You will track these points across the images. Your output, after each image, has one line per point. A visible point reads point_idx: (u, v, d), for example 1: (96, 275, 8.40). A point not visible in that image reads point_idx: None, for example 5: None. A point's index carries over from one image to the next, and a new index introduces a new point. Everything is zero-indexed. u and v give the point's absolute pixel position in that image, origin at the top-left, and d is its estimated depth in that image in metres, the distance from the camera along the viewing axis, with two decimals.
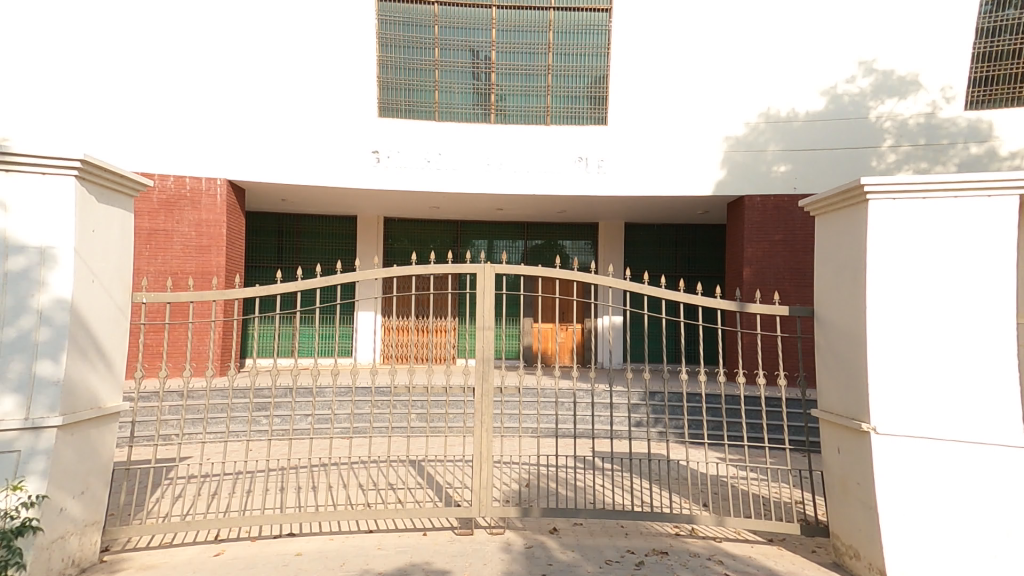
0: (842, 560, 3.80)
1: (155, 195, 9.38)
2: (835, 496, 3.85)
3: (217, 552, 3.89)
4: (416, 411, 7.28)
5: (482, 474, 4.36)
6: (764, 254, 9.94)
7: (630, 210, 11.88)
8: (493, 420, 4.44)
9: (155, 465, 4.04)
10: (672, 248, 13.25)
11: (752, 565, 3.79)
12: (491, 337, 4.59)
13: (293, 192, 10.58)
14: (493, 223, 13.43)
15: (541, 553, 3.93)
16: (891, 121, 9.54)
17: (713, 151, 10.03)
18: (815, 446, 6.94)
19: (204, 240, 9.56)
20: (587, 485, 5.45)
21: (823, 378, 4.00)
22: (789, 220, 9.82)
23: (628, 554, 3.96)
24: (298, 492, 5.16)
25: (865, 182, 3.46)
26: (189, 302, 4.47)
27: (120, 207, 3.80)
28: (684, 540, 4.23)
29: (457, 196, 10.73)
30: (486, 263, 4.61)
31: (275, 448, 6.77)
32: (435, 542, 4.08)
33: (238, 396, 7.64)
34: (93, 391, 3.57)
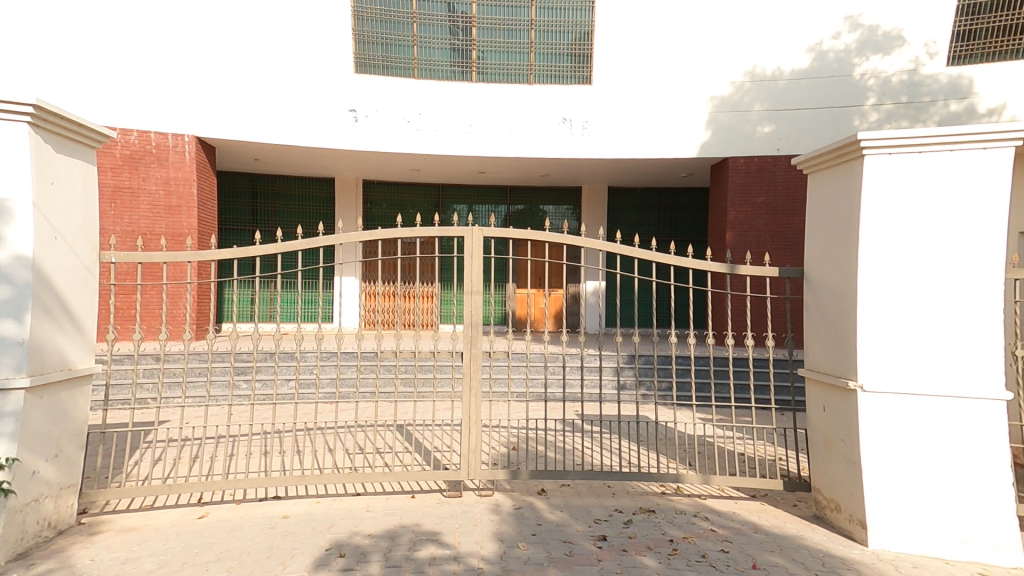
0: (823, 513, 3.89)
1: (118, 150, 8.87)
2: (819, 452, 3.92)
3: (200, 515, 3.79)
4: (402, 375, 7.24)
5: (471, 438, 4.32)
6: (747, 217, 9.94)
7: (614, 173, 11.75)
8: (482, 384, 4.39)
9: (132, 429, 3.89)
10: (656, 214, 13.20)
11: (736, 520, 3.86)
12: (479, 302, 4.48)
13: (267, 152, 10.16)
14: (475, 188, 13.19)
15: (530, 514, 3.95)
16: (874, 78, 9.42)
17: (699, 112, 9.88)
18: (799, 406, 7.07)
19: (174, 200, 9.16)
20: (574, 447, 5.51)
21: (812, 338, 4.02)
22: (772, 182, 9.78)
23: (616, 513, 4.01)
24: (284, 456, 5.12)
25: (861, 136, 3.39)
26: (161, 262, 4.25)
27: (80, 157, 3.54)
28: (670, 499, 4.30)
29: (437, 159, 10.45)
30: (474, 225, 4.47)
31: (258, 413, 6.68)
32: (423, 504, 4.08)
33: (217, 360, 7.49)
34: (62, 353, 3.39)
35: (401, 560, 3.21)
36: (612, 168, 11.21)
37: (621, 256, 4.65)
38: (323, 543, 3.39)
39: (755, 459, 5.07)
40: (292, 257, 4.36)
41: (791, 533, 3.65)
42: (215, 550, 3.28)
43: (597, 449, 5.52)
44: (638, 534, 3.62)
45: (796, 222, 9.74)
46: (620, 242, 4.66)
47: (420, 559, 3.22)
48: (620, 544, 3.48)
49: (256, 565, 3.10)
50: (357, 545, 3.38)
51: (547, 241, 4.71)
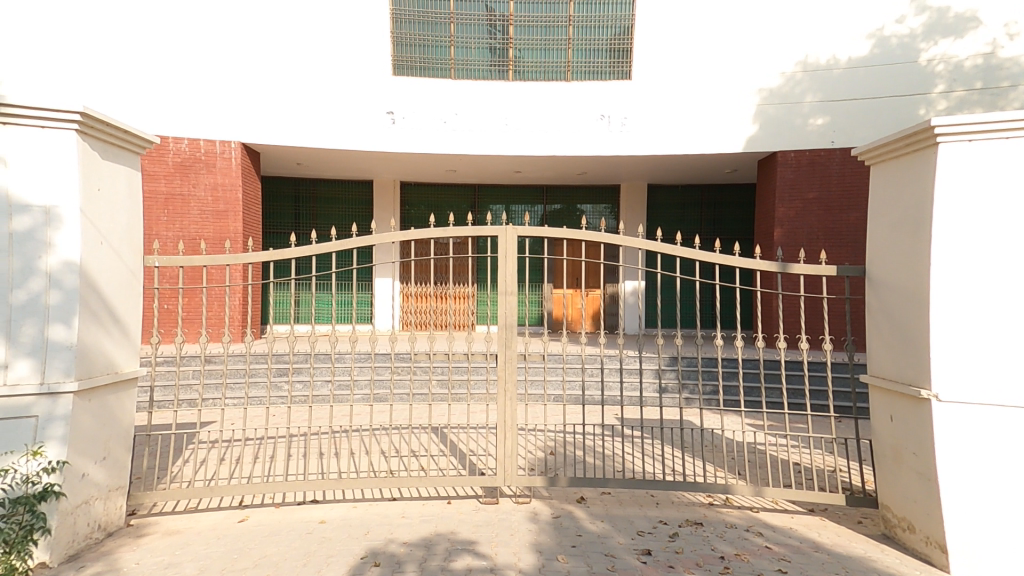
0: (893, 533, 3.59)
1: (170, 158, 9.22)
2: (886, 466, 3.63)
3: (241, 518, 3.80)
4: (437, 377, 7.21)
5: (507, 443, 4.21)
6: (797, 213, 9.48)
7: (654, 170, 11.44)
8: (517, 387, 4.27)
9: (177, 432, 3.93)
10: (697, 211, 12.79)
11: (793, 537, 3.61)
12: (514, 304, 4.37)
13: (308, 156, 10.34)
14: (511, 187, 13.10)
15: (569, 523, 3.80)
16: (944, 64, 8.80)
17: (745, 105, 9.49)
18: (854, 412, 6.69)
19: (221, 205, 9.40)
20: (614, 453, 5.32)
21: (875, 342, 3.74)
22: (824, 176, 9.29)
23: (661, 525, 3.82)
24: (323, 458, 5.14)
25: (935, 123, 3.11)
26: (204, 266, 4.30)
27: (126, 164, 3.61)
28: (718, 511, 4.08)
29: (473, 159, 10.40)
30: (508, 224, 4.37)
31: (297, 414, 6.76)
32: (459, 510, 4.01)
33: (259, 361, 7.64)
34: (109, 357, 3.44)
35: (437, 571, 3.12)
36: (652, 164, 10.91)
37: (663, 255, 4.43)
38: (359, 551, 3.34)
39: (808, 471, 4.77)
40: (330, 262, 4.33)
41: (855, 553, 3.37)
42: (253, 556, 3.27)
43: (637, 455, 5.33)
44: (685, 549, 3.42)
45: (851, 217, 9.23)
46: (660, 241, 4.44)
47: (456, 571, 3.12)
48: (666, 559, 3.29)
49: (293, 573, 3.07)
50: (393, 554, 3.31)
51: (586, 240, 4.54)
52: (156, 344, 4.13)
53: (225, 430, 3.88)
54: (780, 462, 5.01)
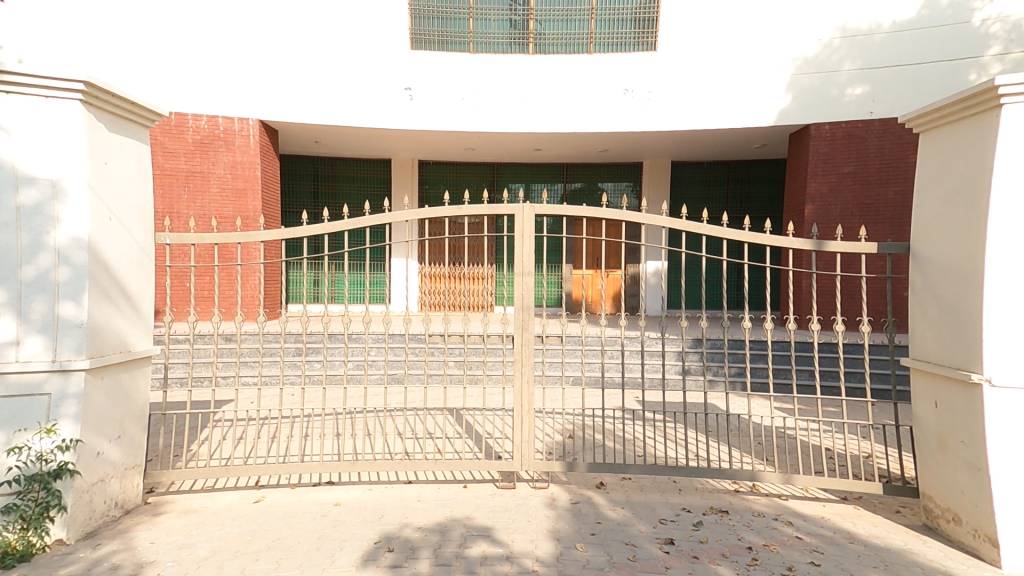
0: (935, 524, 3.38)
1: (190, 135, 9.15)
2: (929, 454, 3.41)
3: (255, 499, 3.76)
4: (454, 358, 7.14)
5: (525, 426, 4.10)
6: (831, 189, 9.06)
7: (679, 146, 11.06)
8: (535, 369, 4.13)
9: (193, 411, 3.89)
10: (723, 189, 12.38)
11: (825, 527, 3.43)
12: (531, 284, 4.19)
13: (325, 134, 10.23)
14: (530, 166, 12.86)
15: (589, 510, 3.68)
16: (1001, 23, 8.21)
17: (777, 76, 9.05)
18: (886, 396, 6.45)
19: (240, 183, 9.35)
20: (634, 437, 5.19)
21: (919, 323, 3.49)
22: (861, 149, 8.85)
23: (684, 512, 3.67)
24: (339, 439, 5.10)
25: (1000, 81, 2.82)
26: (217, 244, 4.21)
27: (134, 137, 3.50)
28: (745, 498, 3.91)
29: (492, 137, 10.17)
30: (526, 202, 4.18)
31: (313, 394, 6.76)
32: (476, 495, 3.91)
33: (277, 341, 7.66)
34: (122, 336, 3.39)
35: (451, 558, 3.03)
36: (677, 140, 10.53)
37: (689, 233, 4.20)
38: (373, 535, 3.27)
39: (838, 459, 4.57)
40: (344, 241, 4.20)
41: (894, 546, 3.18)
42: (267, 539, 3.21)
43: (656, 439, 5.20)
44: (710, 539, 3.27)
45: (889, 192, 8.79)
46: (685, 219, 4.20)
47: (471, 558, 3.03)
48: (690, 550, 3.15)
49: (305, 558, 3.00)
50: (406, 539, 3.23)
51: (607, 218, 4.33)
52: (169, 322, 4.07)
53: (241, 410, 3.83)
54: (808, 450, 4.83)
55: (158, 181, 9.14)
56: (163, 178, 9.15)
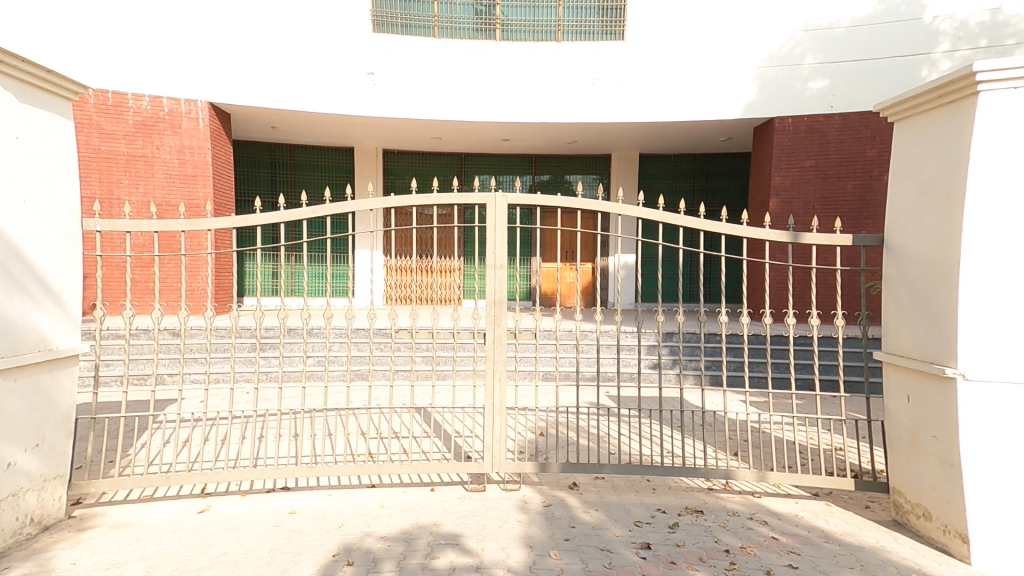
0: (905, 519, 3.36)
1: (130, 116, 8.52)
2: (901, 449, 3.38)
3: (200, 509, 3.44)
4: (421, 353, 6.90)
5: (496, 425, 3.92)
6: (795, 183, 9.15)
7: (647, 139, 11.03)
8: (506, 367, 3.95)
9: (128, 415, 3.52)
10: (690, 182, 12.44)
11: (800, 526, 3.37)
12: (504, 277, 4.01)
13: (283, 118, 9.75)
14: (497, 156, 12.64)
15: (562, 513, 3.53)
16: (949, 22, 8.39)
17: (744, 69, 9.06)
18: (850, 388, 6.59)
19: (189, 169, 8.82)
20: (604, 435, 5.08)
21: (893, 317, 3.45)
22: (823, 143, 8.96)
23: (659, 513, 3.56)
24: (298, 441, 4.83)
25: (976, 68, 2.76)
26: (152, 233, 3.81)
27: (51, 109, 3.11)
28: (718, 497, 3.84)
29: (460, 125, 9.89)
30: (498, 191, 3.97)
31: (272, 393, 6.41)
32: (443, 500, 3.71)
33: (234, 336, 7.29)
34: (41, 332, 3.02)
35: (417, 570, 2.82)
36: (646, 132, 10.47)
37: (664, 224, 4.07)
38: (331, 547, 3.02)
39: (806, 454, 4.57)
40: (298, 231, 3.88)
41: (869, 544, 3.14)
42: (210, 555, 2.92)
43: (627, 436, 5.11)
44: (687, 542, 3.16)
45: (849, 186, 8.94)
46: (660, 209, 4.06)
47: (438, 569, 2.82)
48: (667, 554, 3.03)
49: None
50: (368, 550, 3.00)
51: (580, 208, 4.15)
52: (99, 318, 3.67)
53: (186, 411, 3.49)
54: (776, 445, 4.82)
55: (94, 166, 8.44)
56: (100, 162, 8.47)
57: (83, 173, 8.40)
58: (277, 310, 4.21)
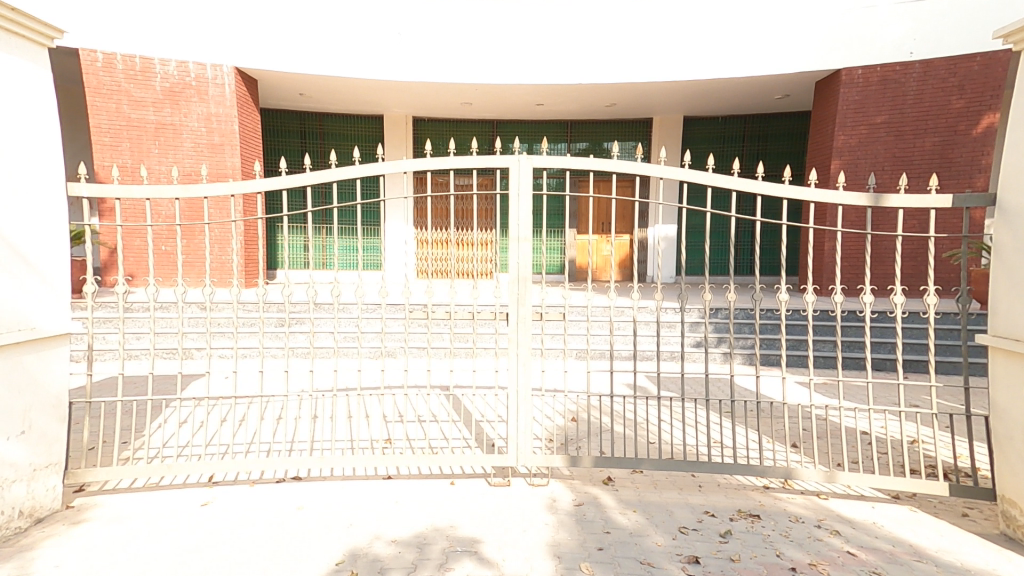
0: (1018, 535, 2.80)
1: (157, 82, 8.33)
2: (1012, 451, 2.81)
3: (202, 502, 3.19)
4: (446, 331, 6.60)
5: (522, 415, 3.54)
6: (862, 141, 8.36)
7: (692, 99, 10.24)
8: (533, 352, 3.52)
9: (127, 399, 3.21)
10: (738, 145, 11.55)
11: (881, 539, 2.85)
12: (530, 250, 3.55)
13: (310, 85, 9.45)
14: (530, 122, 12.06)
15: (595, 515, 3.14)
16: None
17: (804, 14, 8.29)
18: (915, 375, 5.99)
19: (215, 138, 8.59)
20: (639, 424, 4.70)
21: (1003, 291, 2.83)
22: (897, 96, 8.15)
23: (707, 518, 3.12)
24: (315, 421, 4.65)
25: None
26: (146, 201, 3.43)
27: (27, 56, 2.79)
28: (776, 498, 3.37)
29: (491, 88, 9.39)
30: (522, 153, 3.49)
31: (294, 369, 6.27)
32: (464, 497, 3.40)
33: (260, 310, 7.17)
34: (20, 310, 2.75)
35: None
36: (691, 91, 9.70)
37: (715, 189, 3.50)
38: (337, 552, 2.72)
39: (869, 450, 4.07)
40: (304, 202, 3.48)
41: (974, 567, 2.60)
42: (203, 559, 2.65)
43: (665, 426, 4.73)
44: (743, 556, 2.71)
45: (926, 143, 8.09)
46: (713, 171, 3.50)
47: None
48: (719, 571, 2.59)
49: None
50: (375, 558, 2.67)
51: (616, 172, 3.61)
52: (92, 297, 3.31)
53: (197, 395, 3.23)
54: (833, 437, 4.33)
55: (124, 134, 8.33)
56: (131, 130, 8.35)
57: (115, 141, 8.30)
58: (280, 286, 3.83)
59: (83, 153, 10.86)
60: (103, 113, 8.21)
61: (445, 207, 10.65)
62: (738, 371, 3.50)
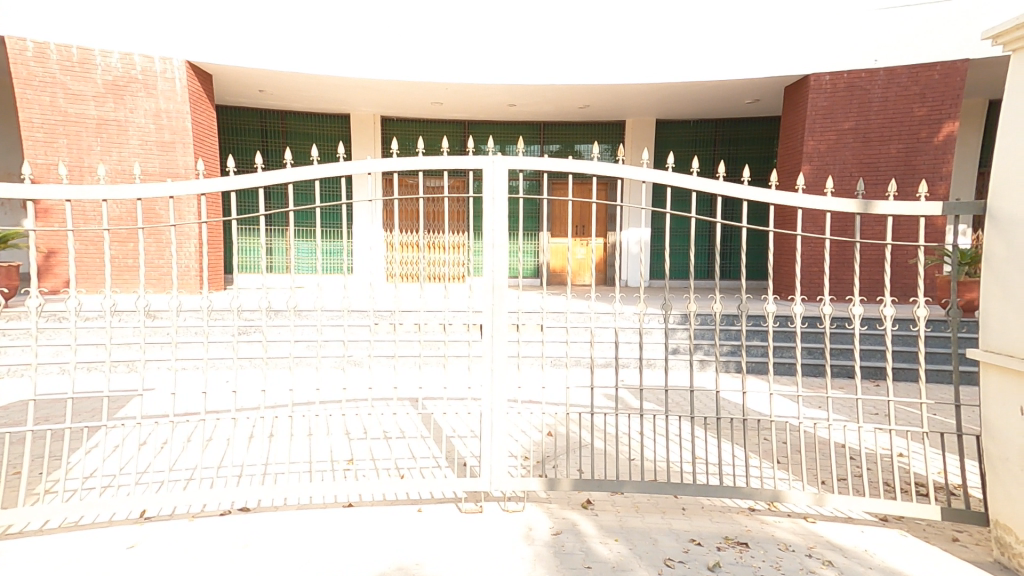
0: (1013, 563, 2.68)
1: (98, 75, 7.81)
2: (1005, 473, 2.69)
3: (129, 543, 2.82)
4: (417, 340, 6.33)
5: (495, 437, 3.28)
6: (831, 147, 8.39)
7: (663, 104, 10.18)
8: (506, 368, 3.27)
9: (33, 432, 2.79)
10: (709, 150, 11.56)
11: (875, 571, 2.69)
12: (504, 255, 3.30)
13: (270, 81, 9.03)
14: (502, 124, 11.85)
15: (573, 545, 2.92)
16: None
17: (768, 21, 8.35)
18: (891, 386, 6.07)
19: (166, 135, 8.09)
20: (618, 439, 4.54)
21: (996, 306, 2.70)
22: (863, 102, 8.21)
23: (693, 546, 2.92)
24: (274, 440, 4.36)
25: None
26: (66, 203, 2.99)
27: None
28: (763, 521, 3.21)
29: (460, 87, 9.15)
30: (494, 154, 3.24)
31: (254, 382, 5.94)
32: (429, 526, 3.14)
33: (218, 320, 6.80)
34: None
35: None
36: (662, 96, 9.64)
37: (698, 194, 3.30)
38: None
39: (850, 465, 3.99)
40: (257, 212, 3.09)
41: None
42: None
43: (645, 441, 4.59)
44: None
45: (892, 149, 8.17)
46: (695, 176, 3.29)
47: None
48: None
49: None
50: None
51: (592, 176, 3.37)
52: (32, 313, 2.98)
53: (127, 420, 2.90)
54: (813, 451, 4.25)
55: (61, 130, 7.75)
56: (68, 125, 7.77)
57: (50, 137, 7.70)
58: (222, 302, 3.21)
59: (17, 148, 10.22)
60: (36, 106, 7.61)
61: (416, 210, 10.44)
62: (723, 388, 3.32)
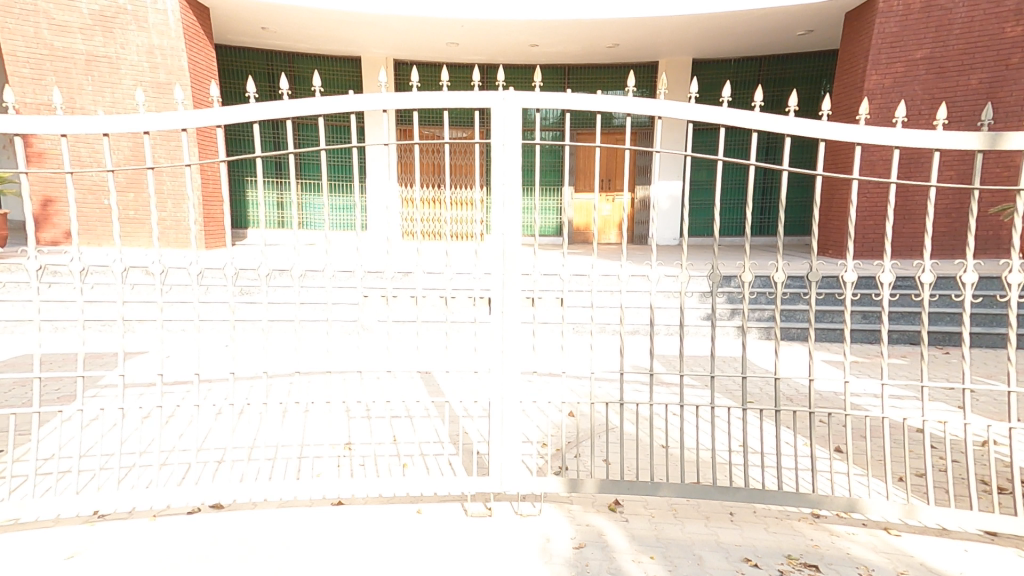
0: None
1: (85, 6, 7.22)
2: None
3: (68, 553, 2.37)
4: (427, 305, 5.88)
5: (505, 430, 2.75)
6: (899, 80, 7.37)
7: (705, 39, 9.12)
8: (517, 350, 2.71)
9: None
10: (751, 93, 10.49)
11: None
12: (517, 217, 2.66)
13: (271, 17, 8.28)
14: (522, 66, 10.93)
15: (600, 565, 2.41)
16: None
17: None
18: (955, 364, 5.45)
19: (161, 75, 7.46)
20: (650, 421, 4.04)
21: None
22: (941, 27, 7.15)
23: (747, 569, 2.37)
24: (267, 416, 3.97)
25: None
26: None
27: None
28: (833, 534, 2.63)
29: (477, 21, 8.28)
30: (503, 89, 2.57)
31: (254, 346, 5.61)
32: (429, 531, 2.65)
33: (216, 278, 6.43)
34: None
35: None
36: (702, 29, 8.60)
37: (761, 133, 2.55)
38: None
39: (934, 456, 3.40)
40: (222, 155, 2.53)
41: None
42: None
43: (680, 422, 4.07)
44: None
45: (973, 81, 7.13)
46: (760, 111, 2.55)
47: None
48: None
49: None
50: None
51: (626, 113, 2.64)
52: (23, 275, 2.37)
53: (74, 404, 2.42)
54: (882, 438, 3.67)
55: (48, 65, 7.26)
56: (55, 61, 7.27)
57: (37, 73, 7.24)
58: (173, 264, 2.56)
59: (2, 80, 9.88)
60: (20, 38, 7.15)
61: (435, 162, 9.97)
62: (778, 376, 2.61)
